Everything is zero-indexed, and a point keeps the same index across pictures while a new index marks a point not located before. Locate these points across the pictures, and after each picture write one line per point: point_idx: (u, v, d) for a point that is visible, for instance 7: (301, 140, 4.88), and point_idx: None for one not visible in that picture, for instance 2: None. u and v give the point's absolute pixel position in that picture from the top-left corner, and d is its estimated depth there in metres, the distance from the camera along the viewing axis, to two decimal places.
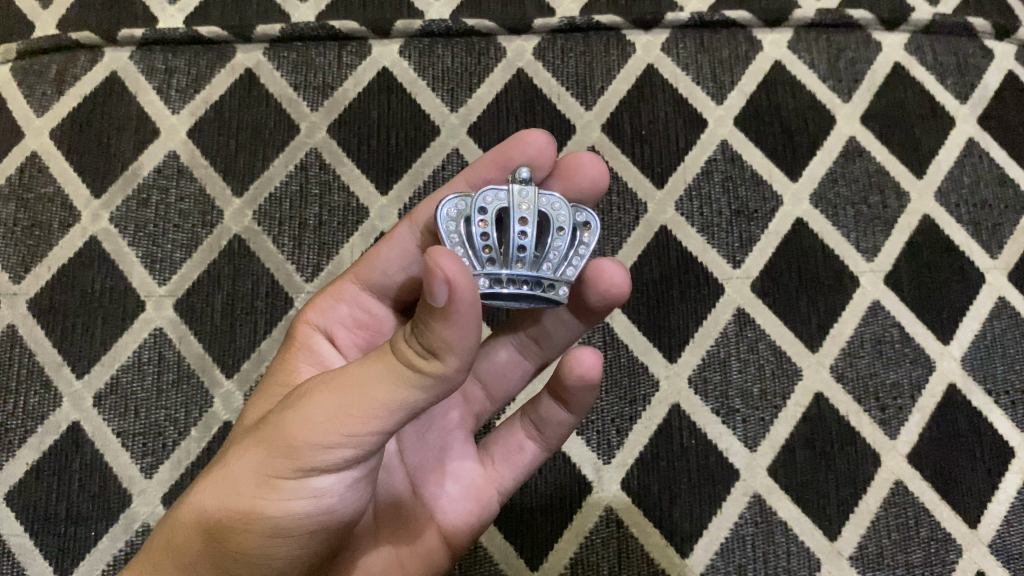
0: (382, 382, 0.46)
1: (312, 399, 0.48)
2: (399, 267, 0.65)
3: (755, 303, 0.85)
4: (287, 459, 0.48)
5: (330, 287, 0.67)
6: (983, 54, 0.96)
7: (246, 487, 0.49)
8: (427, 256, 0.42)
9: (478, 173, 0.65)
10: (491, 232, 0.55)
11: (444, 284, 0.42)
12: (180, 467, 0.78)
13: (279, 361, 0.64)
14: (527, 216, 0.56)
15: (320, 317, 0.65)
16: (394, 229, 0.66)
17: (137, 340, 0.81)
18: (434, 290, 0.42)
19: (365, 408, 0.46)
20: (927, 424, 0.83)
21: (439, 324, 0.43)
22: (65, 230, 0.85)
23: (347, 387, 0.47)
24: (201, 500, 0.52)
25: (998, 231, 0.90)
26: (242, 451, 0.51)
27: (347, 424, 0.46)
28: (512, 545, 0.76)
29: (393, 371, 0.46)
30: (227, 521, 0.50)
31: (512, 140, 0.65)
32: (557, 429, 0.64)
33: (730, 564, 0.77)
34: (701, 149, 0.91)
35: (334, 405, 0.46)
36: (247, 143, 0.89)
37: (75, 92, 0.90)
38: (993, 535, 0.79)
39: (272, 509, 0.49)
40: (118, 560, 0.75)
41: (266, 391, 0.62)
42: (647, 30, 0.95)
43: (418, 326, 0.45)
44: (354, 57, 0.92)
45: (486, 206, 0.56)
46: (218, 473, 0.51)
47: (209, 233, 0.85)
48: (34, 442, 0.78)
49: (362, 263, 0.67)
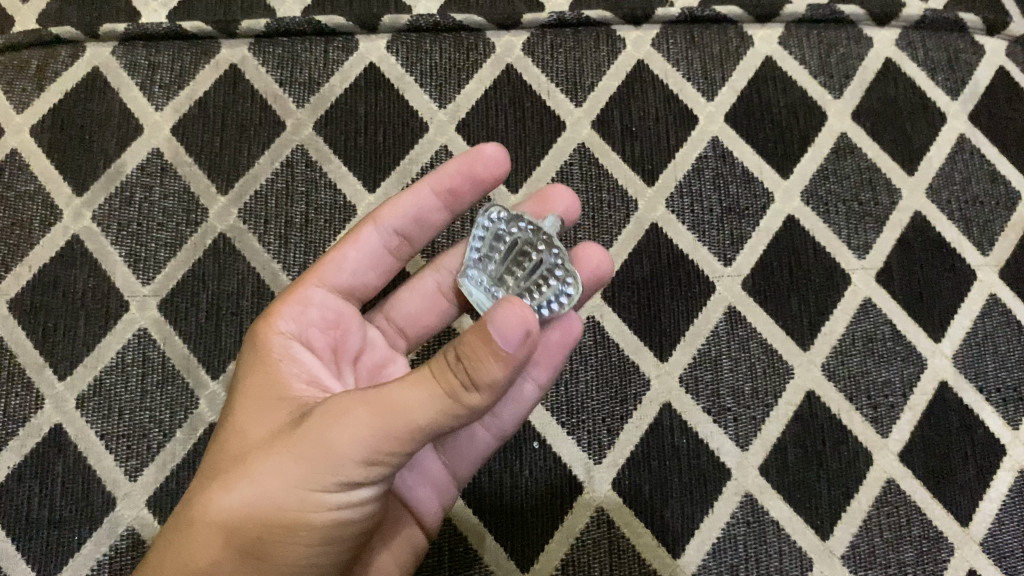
0: (429, 409, 0.47)
1: (350, 418, 0.48)
2: (366, 268, 0.68)
3: (746, 302, 0.84)
4: (329, 475, 0.49)
5: (293, 290, 0.63)
6: (973, 50, 0.96)
7: (283, 502, 0.50)
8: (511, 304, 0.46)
9: (439, 180, 0.68)
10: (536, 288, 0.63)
11: (522, 332, 0.46)
12: (165, 469, 0.76)
13: (249, 370, 0.59)
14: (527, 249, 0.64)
15: (291, 323, 0.61)
16: (358, 230, 0.67)
17: (120, 340, 0.80)
18: (506, 334, 0.45)
19: (410, 431, 0.48)
20: (918, 421, 0.82)
21: (496, 366, 0.46)
22: (46, 228, 0.84)
23: (389, 410, 0.48)
24: (227, 516, 0.51)
25: (990, 228, 0.90)
26: (271, 465, 0.50)
27: (393, 446, 0.48)
28: (503, 547, 0.76)
29: (442, 403, 0.47)
30: (266, 533, 0.50)
31: (469, 152, 0.69)
32: (514, 413, 0.68)
33: (722, 565, 0.76)
34: (692, 146, 0.90)
35: (379, 427, 0.48)
36: (233, 140, 0.87)
37: (55, 88, 0.88)
38: (985, 533, 0.79)
39: (313, 523, 0.50)
40: (102, 565, 0.74)
41: (243, 397, 0.57)
42: (637, 26, 0.95)
43: (470, 360, 0.46)
44: (341, 52, 0.91)
45: (554, 280, 0.63)
46: (247, 486, 0.51)
47: (194, 232, 0.84)
48: (15, 445, 0.77)
49: (324, 265, 0.65)
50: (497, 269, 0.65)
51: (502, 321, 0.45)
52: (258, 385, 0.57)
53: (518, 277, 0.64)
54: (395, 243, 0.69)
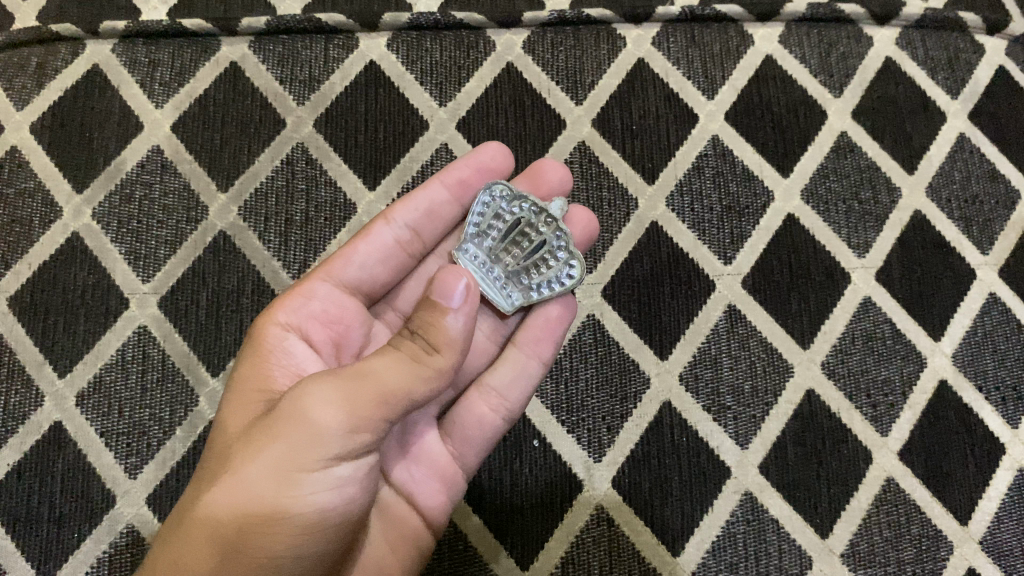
0: (403, 371, 0.51)
1: (326, 388, 0.50)
2: (376, 263, 0.68)
3: (747, 301, 0.84)
4: (309, 451, 0.49)
5: (299, 285, 0.64)
6: (974, 49, 0.96)
7: (265, 492, 0.49)
8: (448, 275, 0.55)
9: (449, 177, 0.71)
10: (534, 267, 0.68)
11: (462, 285, 0.54)
12: (164, 467, 0.76)
13: (238, 370, 0.60)
14: (527, 228, 0.68)
15: (291, 316, 0.62)
16: (370, 228, 0.68)
17: (120, 338, 0.80)
18: (449, 294, 0.54)
19: (390, 396, 0.50)
20: (917, 420, 0.82)
21: (451, 321, 0.54)
22: (46, 226, 0.84)
23: (367, 379, 0.51)
24: (208, 514, 0.49)
25: (989, 227, 0.90)
26: (252, 455, 0.50)
27: (369, 409, 0.50)
28: (502, 545, 0.76)
29: (415, 366, 0.52)
30: (246, 525, 0.48)
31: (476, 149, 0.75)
32: (519, 393, 0.68)
33: (722, 563, 0.76)
34: (692, 145, 0.90)
35: (353, 391, 0.50)
36: (233, 138, 0.87)
37: (55, 85, 0.88)
38: (984, 531, 0.79)
39: (295, 507, 0.49)
40: (101, 562, 0.74)
41: (235, 394, 0.58)
42: (637, 24, 0.95)
43: (429, 323, 0.54)
44: (341, 50, 0.91)
45: (551, 261, 0.68)
46: (227, 476, 0.50)
47: (194, 229, 0.84)
48: (14, 442, 0.77)
49: (334, 261, 0.66)
50: (498, 246, 0.68)
51: (450, 288, 0.54)
52: (244, 384, 0.58)
53: (518, 256, 0.68)
54: (407, 240, 0.69)
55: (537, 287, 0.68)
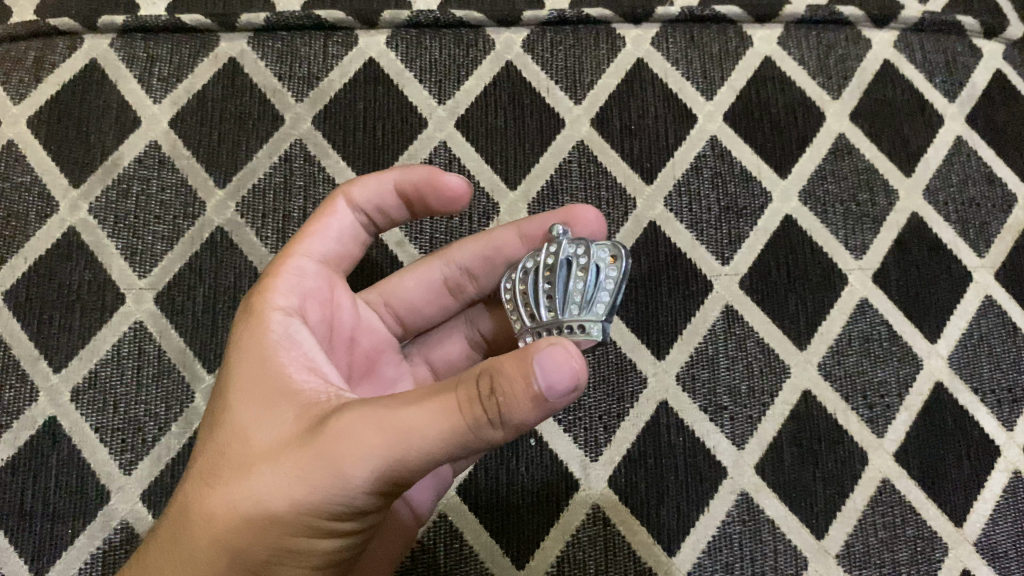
0: (442, 434, 0.45)
1: (363, 443, 0.46)
2: (349, 247, 0.66)
3: (744, 301, 0.85)
4: (333, 499, 0.47)
5: (283, 264, 0.60)
6: (971, 53, 0.97)
7: (285, 518, 0.48)
8: (560, 351, 0.45)
9: (407, 175, 0.65)
10: (574, 299, 0.56)
11: (567, 384, 0.44)
12: (160, 463, 0.76)
13: (237, 352, 0.55)
14: (578, 267, 0.58)
15: (289, 299, 0.58)
16: (330, 203, 0.65)
17: (116, 333, 0.80)
18: (554, 381, 0.44)
19: (421, 457, 0.46)
20: (913, 422, 0.82)
21: (528, 406, 0.45)
22: (41, 220, 0.83)
23: (401, 434, 0.45)
24: (224, 525, 0.49)
25: (986, 230, 0.90)
26: (272, 480, 0.48)
27: (402, 470, 0.46)
28: (498, 543, 0.76)
29: (459, 432, 0.45)
30: (261, 543, 0.49)
31: (429, 175, 0.65)
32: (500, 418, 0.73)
33: (717, 563, 0.76)
34: (690, 145, 0.90)
35: (388, 453, 0.46)
36: (231, 134, 0.87)
37: (52, 80, 0.88)
38: (979, 533, 0.79)
39: (312, 540, 0.49)
40: (95, 558, 0.73)
41: (237, 394, 0.53)
42: (636, 24, 0.95)
43: (503, 395, 0.45)
44: (340, 47, 0.91)
45: (525, 285, 0.59)
46: (244, 494, 0.49)
47: (191, 225, 0.84)
48: (8, 437, 0.77)
49: (308, 237, 0.63)
50: (537, 281, 0.58)
51: (548, 360, 0.45)
52: (246, 375, 0.53)
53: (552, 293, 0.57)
54: (365, 223, 0.67)
55: (566, 327, 0.55)
